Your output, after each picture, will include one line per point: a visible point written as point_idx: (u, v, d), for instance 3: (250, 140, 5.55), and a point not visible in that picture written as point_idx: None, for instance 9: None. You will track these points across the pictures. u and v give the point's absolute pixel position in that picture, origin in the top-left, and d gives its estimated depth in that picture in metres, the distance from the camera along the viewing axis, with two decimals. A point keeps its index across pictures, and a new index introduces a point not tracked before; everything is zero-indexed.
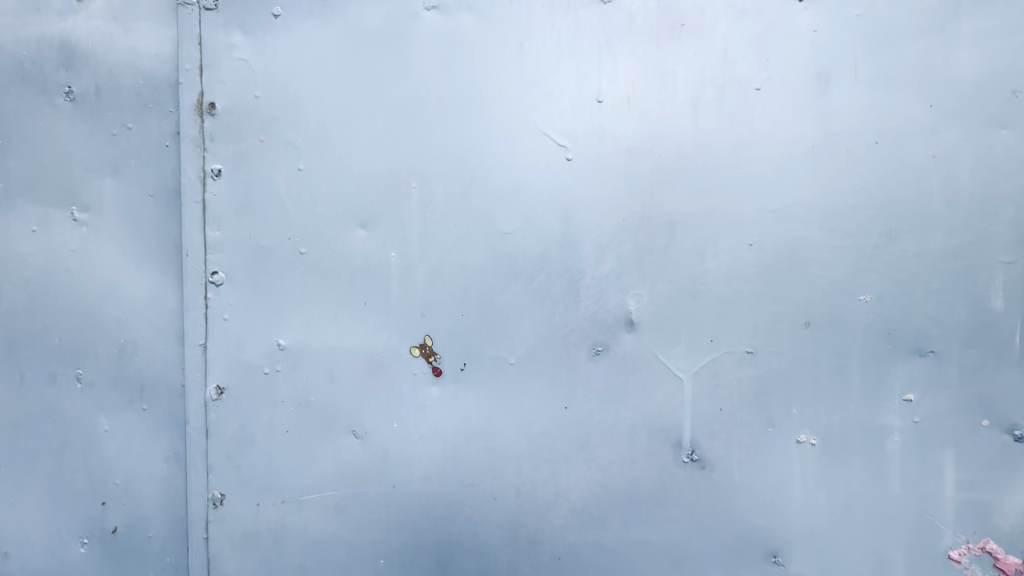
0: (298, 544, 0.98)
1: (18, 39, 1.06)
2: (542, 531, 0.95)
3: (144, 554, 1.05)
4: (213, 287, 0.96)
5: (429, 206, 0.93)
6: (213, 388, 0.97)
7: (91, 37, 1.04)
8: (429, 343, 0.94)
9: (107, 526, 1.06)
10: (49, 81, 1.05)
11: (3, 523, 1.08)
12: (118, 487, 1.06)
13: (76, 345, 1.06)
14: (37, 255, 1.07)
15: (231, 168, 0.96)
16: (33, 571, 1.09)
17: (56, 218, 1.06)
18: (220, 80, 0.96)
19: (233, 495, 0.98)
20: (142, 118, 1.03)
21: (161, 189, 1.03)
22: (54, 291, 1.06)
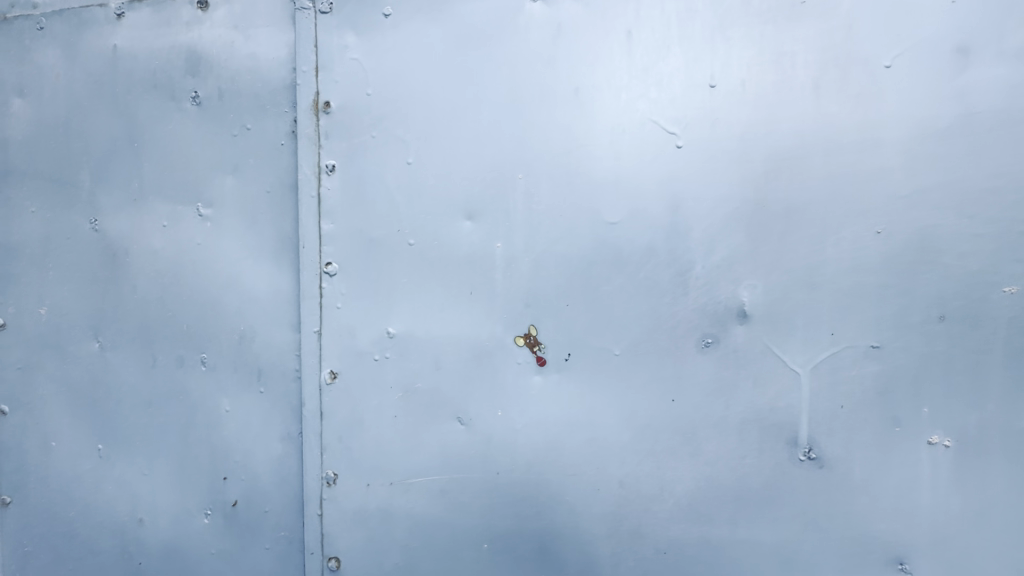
0: (403, 525, 1.01)
1: (152, 50, 1.15)
2: (646, 525, 0.93)
3: (261, 527, 1.13)
4: (327, 277, 1.02)
5: (534, 197, 0.94)
6: (327, 373, 1.02)
7: (215, 45, 1.12)
8: (533, 332, 0.95)
9: (228, 499, 1.15)
10: (178, 87, 1.14)
11: (139, 492, 1.19)
12: (238, 462, 1.14)
13: (201, 332, 1.15)
14: (166, 248, 1.16)
15: (345, 164, 1.01)
16: (162, 538, 1.18)
17: (184, 214, 1.15)
18: (334, 80, 1.01)
19: (344, 475, 1.02)
20: (260, 119, 1.10)
21: (277, 186, 1.10)
22: (181, 281, 1.15)
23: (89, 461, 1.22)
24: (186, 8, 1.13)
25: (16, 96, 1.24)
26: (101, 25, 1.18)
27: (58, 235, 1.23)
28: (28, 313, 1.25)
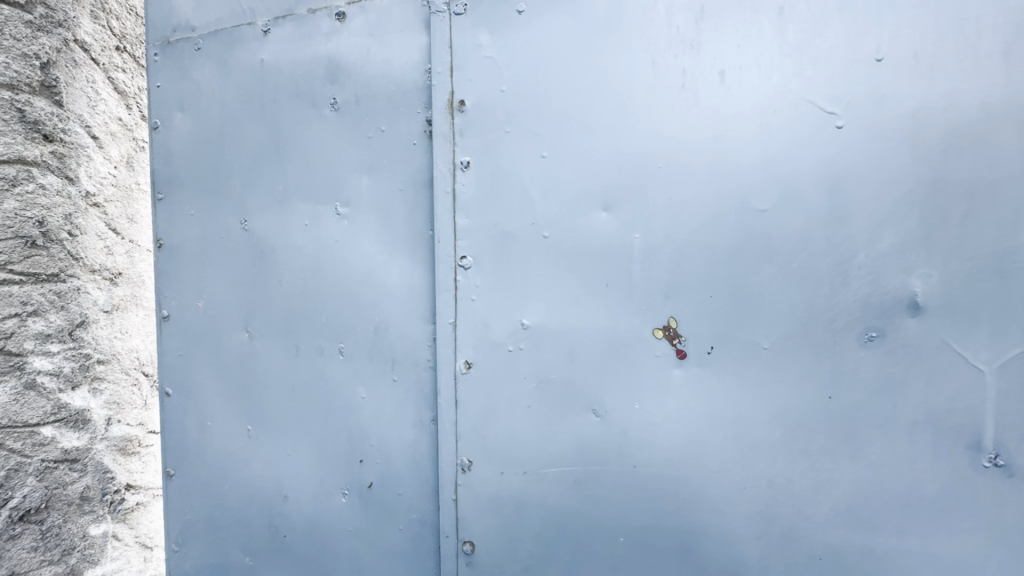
0: (538, 514, 1.02)
1: (295, 61, 1.24)
2: (798, 528, 0.89)
3: (395, 508, 1.19)
4: (462, 270, 1.05)
5: (675, 185, 0.91)
6: (463, 363, 1.06)
7: (351, 53, 1.19)
8: (673, 325, 0.93)
9: (364, 480, 1.22)
10: (318, 95, 1.22)
11: (284, 470, 1.30)
12: (374, 446, 1.20)
13: (338, 323, 1.23)
14: (308, 245, 1.25)
15: (479, 159, 1.04)
16: (304, 514, 1.28)
17: (324, 213, 1.23)
18: (468, 79, 1.04)
19: (478, 463, 1.05)
20: (393, 121, 1.15)
21: (410, 183, 1.15)
22: (321, 276, 1.24)
23: (240, 440, 1.35)
24: (325, 20, 1.21)
25: (178, 112, 1.38)
26: (250, 42, 1.29)
27: (213, 235, 1.36)
28: (188, 306, 1.40)
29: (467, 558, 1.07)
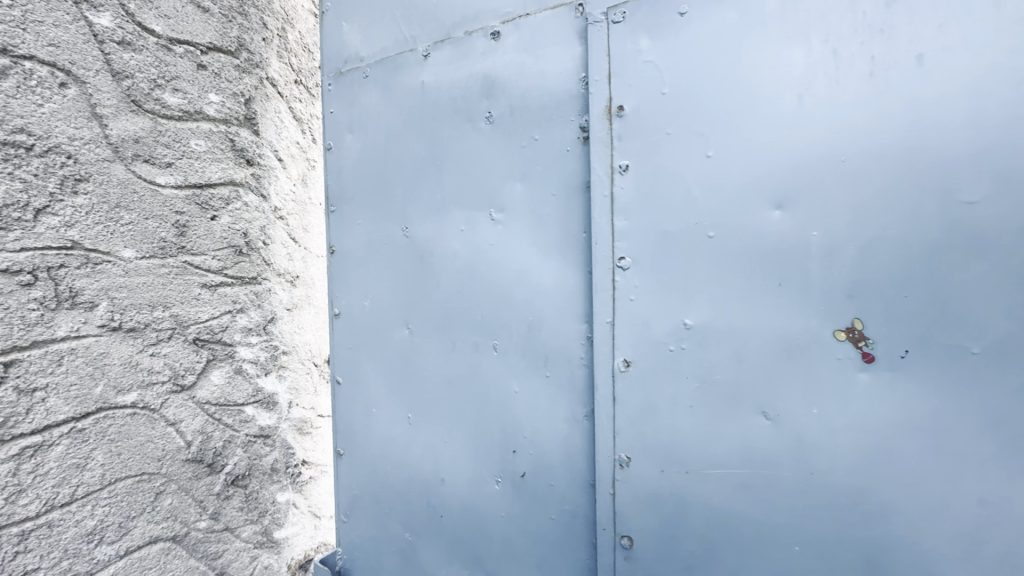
0: (701, 515, 1.02)
1: (453, 80, 1.35)
2: (1018, 554, 0.80)
3: (548, 498, 1.25)
4: (621, 270, 1.08)
5: (861, 180, 0.87)
6: (621, 362, 1.08)
7: (506, 68, 1.27)
8: (858, 326, 0.89)
9: (517, 470, 1.29)
10: (473, 109, 1.32)
11: (442, 456, 1.41)
12: (527, 438, 1.27)
13: (493, 321, 1.31)
14: (464, 249, 1.35)
15: (638, 162, 1.06)
16: (460, 497, 1.39)
17: (479, 219, 1.32)
18: (627, 84, 1.06)
19: (637, 460, 1.08)
20: (547, 129, 1.21)
21: (563, 188, 1.20)
22: (476, 277, 1.33)
23: (401, 426, 1.49)
24: (481, 40, 1.31)
25: (348, 133, 1.57)
26: (412, 66, 1.42)
27: (378, 241, 1.52)
28: (356, 305, 1.57)
29: (625, 551, 1.09)
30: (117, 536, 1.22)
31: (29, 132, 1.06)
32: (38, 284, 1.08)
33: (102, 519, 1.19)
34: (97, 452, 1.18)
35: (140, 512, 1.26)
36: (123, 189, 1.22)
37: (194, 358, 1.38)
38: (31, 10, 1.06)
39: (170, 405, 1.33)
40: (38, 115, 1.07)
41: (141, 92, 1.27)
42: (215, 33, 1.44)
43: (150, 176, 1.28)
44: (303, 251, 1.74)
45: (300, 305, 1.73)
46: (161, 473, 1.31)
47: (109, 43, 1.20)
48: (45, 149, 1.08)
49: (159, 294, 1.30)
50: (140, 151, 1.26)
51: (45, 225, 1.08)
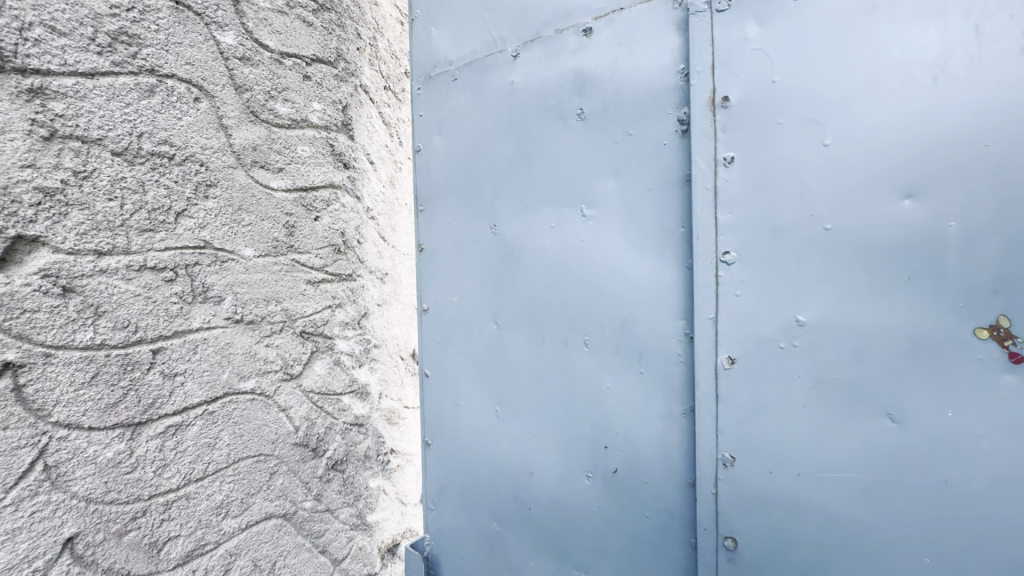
0: (815, 519, 0.98)
1: (543, 79, 1.37)
2: None
3: (641, 496, 1.24)
4: (725, 265, 1.05)
5: (1009, 165, 0.80)
6: (725, 359, 1.06)
7: (599, 64, 1.27)
8: (1004, 324, 0.82)
9: (609, 465, 1.29)
10: (564, 107, 1.33)
11: (530, 449, 1.44)
12: (619, 434, 1.27)
13: (584, 317, 1.32)
14: (554, 245, 1.37)
15: (744, 154, 1.03)
16: (549, 491, 1.41)
17: (570, 215, 1.33)
18: (732, 74, 1.03)
19: (742, 460, 1.05)
20: (642, 124, 1.20)
21: (659, 183, 1.18)
22: (566, 273, 1.35)
23: (488, 419, 1.53)
24: (572, 37, 1.31)
25: (436, 135, 1.62)
26: (501, 67, 1.45)
27: (466, 239, 1.56)
28: (444, 300, 1.63)
29: (729, 553, 1.07)
30: (239, 510, 1.32)
31: (171, 142, 1.18)
32: (178, 280, 1.19)
33: (227, 495, 1.30)
34: (224, 433, 1.29)
35: (257, 489, 1.37)
36: (244, 193, 1.33)
37: (301, 350, 1.49)
38: (172, 33, 1.18)
39: (282, 392, 1.43)
40: (178, 127, 1.19)
41: (258, 103, 1.37)
42: (319, 45, 1.54)
43: (265, 180, 1.39)
44: (391, 249, 1.83)
45: (389, 300, 1.82)
46: (274, 455, 1.41)
47: (233, 60, 1.31)
48: (183, 158, 1.20)
49: (273, 290, 1.41)
50: (258, 158, 1.37)
51: (183, 227, 1.20)
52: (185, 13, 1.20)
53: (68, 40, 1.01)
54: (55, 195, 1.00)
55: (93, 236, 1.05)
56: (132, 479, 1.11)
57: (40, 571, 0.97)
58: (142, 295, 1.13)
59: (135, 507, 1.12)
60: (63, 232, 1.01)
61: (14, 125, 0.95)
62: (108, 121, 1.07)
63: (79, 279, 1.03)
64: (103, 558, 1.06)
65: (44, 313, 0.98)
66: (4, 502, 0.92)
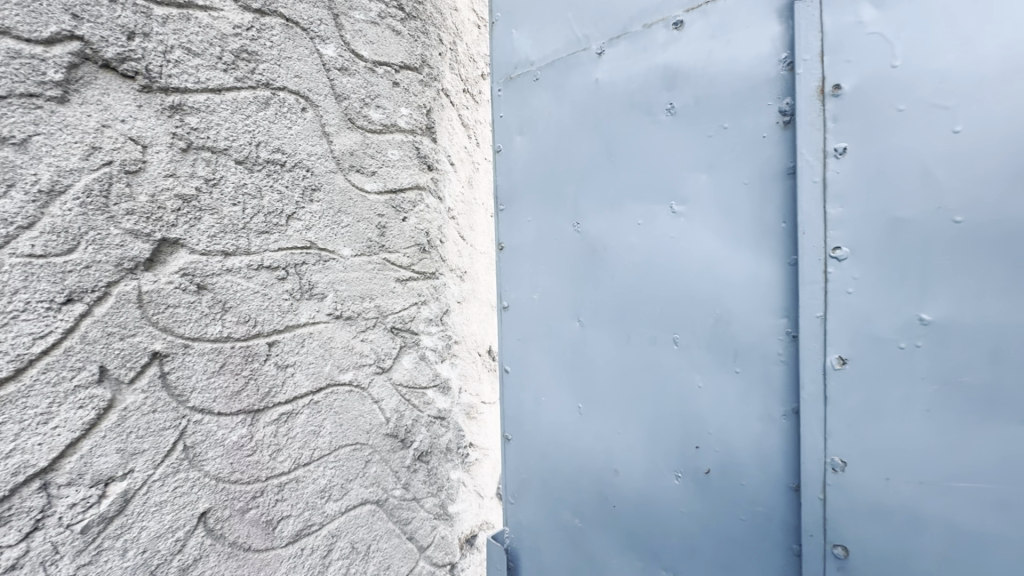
0: (940, 531, 0.92)
1: (629, 75, 1.36)
2: None
3: (737, 498, 1.21)
4: (835, 261, 1.01)
5: None
6: (835, 359, 1.01)
7: (690, 57, 1.24)
8: None
9: (700, 466, 1.27)
10: (652, 102, 1.32)
11: (615, 447, 1.44)
12: (712, 435, 1.24)
13: (673, 314, 1.30)
14: (641, 242, 1.35)
15: (858, 144, 0.98)
16: (635, 489, 1.40)
17: (658, 212, 1.32)
18: (845, 61, 0.99)
19: (854, 465, 1.00)
20: (738, 117, 1.17)
21: (758, 176, 1.15)
22: (654, 270, 1.33)
23: (571, 416, 1.54)
24: (661, 31, 1.29)
25: (517, 135, 1.65)
26: (585, 65, 1.46)
27: (548, 237, 1.58)
28: (525, 298, 1.66)
29: (838, 561, 1.03)
30: (339, 495, 1.40)
31: (283, 150, 1.26)
32: (288, 278, 1.28)
33: (330, 480, 1.38)
34: (327, 421, 1.37)
35: (355, 476, 1.45)
36: (343, 196, 1.41)
37: (390, 345, 1.56)
38: (283, 48, 1.26)
39: (375, 384, 1.51)
40: (289, 136, 1.28)
41: (354, 111, 1.45)
42: (406, 53, 1.60)
43: (361, 184, 1.47)
44: (470, 248, 1.88)
45: (468, 298, 1.86)
46: (369, 444, 1.49)
47: (334, 70, 1.39)
48: (293, 165, 1.29)
49: (367, 288, 1.49)
50: (354, 163, 1.44)
51: (293, 228, 1.29)
52: (294, 29, 1.29)
53: (201, 60, 1.11)
54: (191, 201, 1.09)
55: (220, 238, 1.14)
56: (253, 461, 1.21)
57: (180, 540, 1.07)
58: (260, 292, 1.22)
59: (254, 487, 1.21)
60: (198, 234, 1.10)
61: (159, 138, 1.04)
62: (232, 132, 1.16)
63: (210, 277, 1.13)
64: (229, 532, 1.16)
65: (183, 308, 1.08)
66: (154, 477, 1.03)
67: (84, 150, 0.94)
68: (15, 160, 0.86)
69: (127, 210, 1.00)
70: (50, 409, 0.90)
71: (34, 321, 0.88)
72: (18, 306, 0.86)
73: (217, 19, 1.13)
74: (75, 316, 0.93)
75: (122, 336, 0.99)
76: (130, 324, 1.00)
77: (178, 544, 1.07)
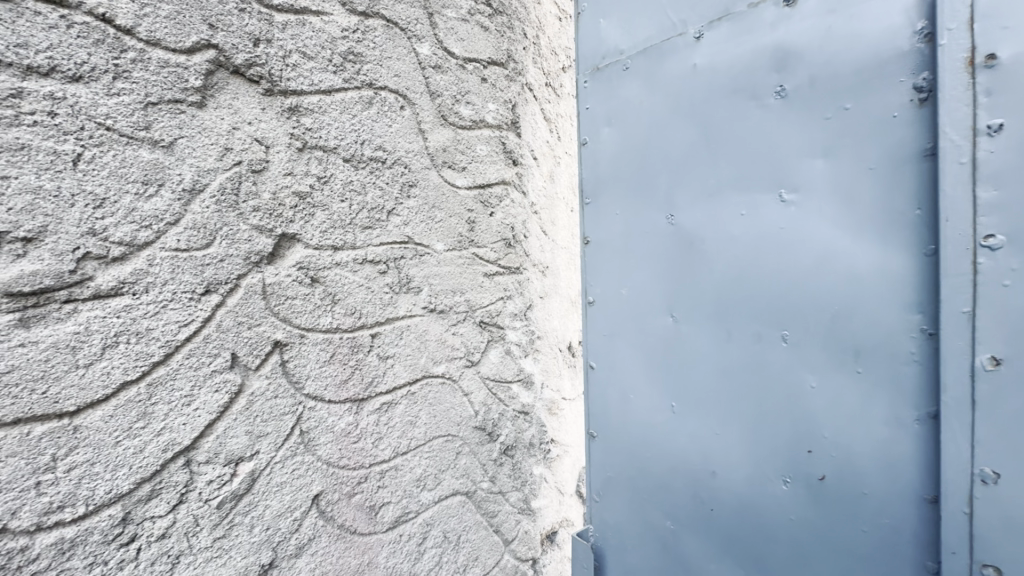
0: None
1: (732, 58, 1.29)
2: None
3: (858, 508, 1.12)
4: (987, 250, 0.91)
5: None
6: (986, 359, 0.92)
7: (804, 35, 1.15)
8: None
9: (814, 472, 1.19)
10: (760, 85, 1.24)
11: (713, 448, 1.38)
12: (828, 440, 1.16)
13: (782, 310, 1.22)
14: (745, 234, 1.29)
15: (1018, 120, 0.88)
16: (736, 494, 1.34)
17: (765, 201, 1.25)
18: (1002, 27, 0.88)
19: (1009, 477, 0.91)
20: (862, 96, 1.08)
21: (886, 160, 1.05)
22: (760, 263, 1.26)
23: (663, 415, 1.50)
24: (770, 9, 1.21)
25: (605, 127, 1.62)
26: (681, 50, 1.40)
27: (638, 230, 1.54)
28: (612, 293, 1.63)
29: None
30: (433, 484, 1.44)
31: (384, 148, 1.30)
32: (389, 272, 1.32)
33: (425, 469, 1.42)
34: (422, 412, 1.40)
35: (447, 467, 1.48)
36: (437, 192, 1.44)
37: (479, 339, 1.57)
38: (385, 49, 1.30)
39: (465, 377, 1.53)
40: (389, 134, 1.31)
41: (447, 108, 1.47)
42: (493, 48, 1.61)
43: (453, 180, 1.49)
44: (552, 243, 1.86)
45: (549, 293, 1.86)
46: (460, 436, 1.51)
47: (429, 68, 1.42)
48: (393, 162, 1.32)
49: (458, 282, 1.51)
50: (447, 159, 1.47)
51: (393, 223, 1.32)
52: (394, 30, 1.32)
53: (314, 63, 1.16)
54: (306, 198, 1.15)
55: (331, 233, 1.20)
56: (358, 448, 1.26)
57: (297, 520, 1.13)
58: (364, 285, 1.26)
59: (359, 473, 1.26)
60: (312, 230, 1.16)
61: (279, 139, 1.10)
62: (341, 132, 1.21)
63: (322, 270, 1.18)
64: (338, 514, 1.21)
65: (300, 300, 1.13)
66: (276, 459, 1.09)
67: (218, 151, 1.00)
68: (164, 161, 0.93)
69: (254, 207, 1.06)
70: (192, 391, 0.97)
71: (180, 310, 0.95)
72: (166, 296, 0.94)
73: (328, 23, 1.18)
74: (212, 305, 0.99)
75: (250, 326, 1.05)
76: (256, 314, 1.06)
77: (295, 523, 1.13)
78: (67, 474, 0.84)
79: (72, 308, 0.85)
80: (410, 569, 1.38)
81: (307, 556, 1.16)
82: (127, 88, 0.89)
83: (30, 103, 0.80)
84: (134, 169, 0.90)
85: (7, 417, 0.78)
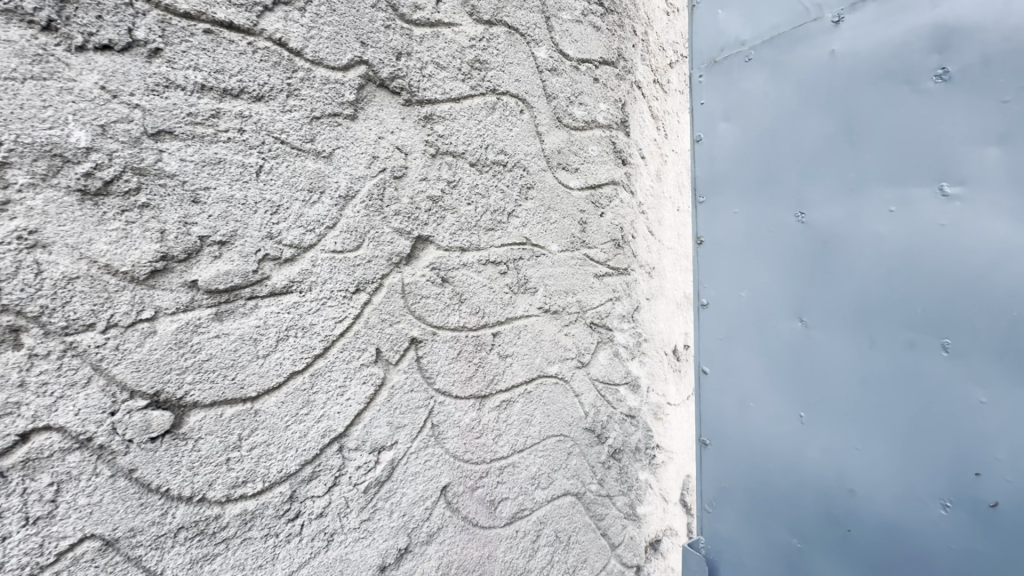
0: None
1: (880, 40, 1.18)
2: None
3: None
4: None
5: None
6: None
7: (975, 9, 1.03)
8: None
9: (983, 498, 1.07)
10: (915, 68, 1.13)
11: (852, 463, 1.28)
12: (1003, 463, 1.03)
13: (942, 316, 1.11)
14: (894, 232, 1.18)
15: None
16: (880, 515, 1.23)
17: (920, 197, 1.13)
18: None
19: None
20: None
21: None
22: (913, 263, 1.15)
23: (790, 425, 1.41)
24: None
25: (722, 122, 1.55)
26: (816, 36, 1.31)
27: (761, 229, 1.46)
28: (729, 295, 1.56)
29: None
30: (547, 483, 1.45)
31: (505, 152, 1.33)
32: (508, 272, 1.35)
33: (539, 468, 1.43)
34: (537, 411, 1.42)
35: (559, 467, 1.48)
36: (552, 193, 1.45)
37: (589, 339, 1.57)
38: (506, 56, 1.33)
39: (576, 378, 1.53)
40: (510, 138, 1.34)
41: (562, 110, 1.48)
42: (605, 48, 1.60)
43: (567, 181, 1.50)
44: (658, 243, 1.82)
45: (655, 295, 1.81)
46: (571, 437, 1.52)
47: (546, 72, 1.43)
48: (513, 165, 1.35)
49: (571, 282, 1.51)
50: (561, 161, 1.47)
51: (512, 225, 1.35)
52: (515, 36, 1.35)
53: (446, 72, 1.21)
54: (438, 202, 1.20)
55: (459, 235, 1.24)
56: (480, 443, 1.30)
57: (428, 509, 1.19)
58: (487, 285, 1.30)
59: (481, 467, 1.30)
60: (443, 232, 1.21)
61: (416, 146, 1.16)
62: (468, 137, 1.25)
63: (451, 270, 1.23)
64: (463, 506, 1.26)
65: (433, 298, 1.19)
66: (411, 450, 1.16)
67: (367, 159, 1.08)
68: (325, 170, 1.02)
69: (395, 211, 1.12)
70: (344, 382, 1.04)
71: (336, 307, 1.03)
72: (326, 294, 1.02)
73: (458, 34, 1.23)
74: (361, 303, 1.07)
75: (391, 323, 1.12)
76: (396, 312, 1.13)
77: (427, 511, 1.18)
78: (249, 453, 0.93)
79: (254, 304, 0.94)
80: (525, 565, 1.40)
81: (436, 544, 1.21)
82: (298, 105, 0.98)
83: (225, 121, 0.90)
84: (302, 178, 0.99)
85: (207, 399, 0.89)
